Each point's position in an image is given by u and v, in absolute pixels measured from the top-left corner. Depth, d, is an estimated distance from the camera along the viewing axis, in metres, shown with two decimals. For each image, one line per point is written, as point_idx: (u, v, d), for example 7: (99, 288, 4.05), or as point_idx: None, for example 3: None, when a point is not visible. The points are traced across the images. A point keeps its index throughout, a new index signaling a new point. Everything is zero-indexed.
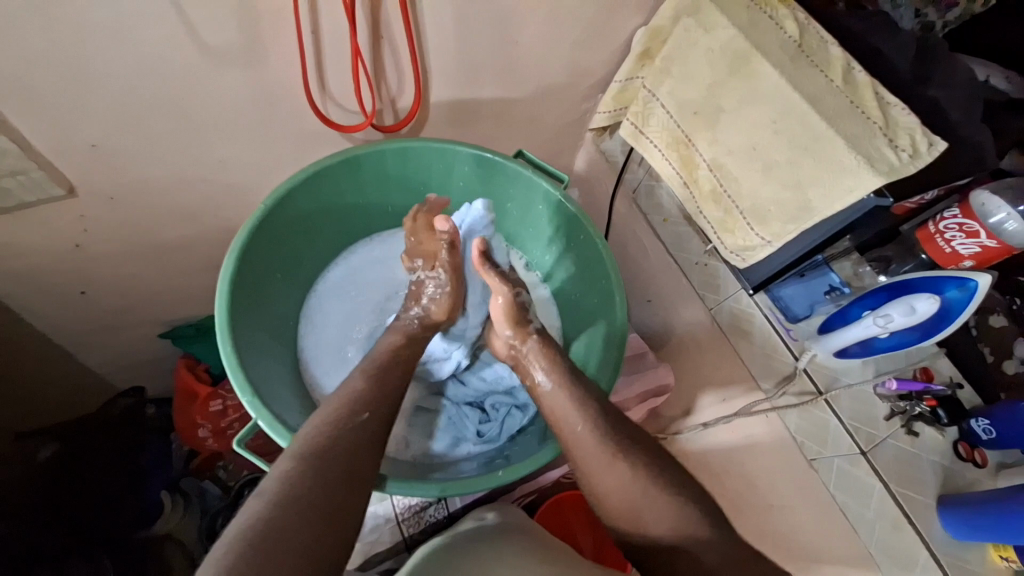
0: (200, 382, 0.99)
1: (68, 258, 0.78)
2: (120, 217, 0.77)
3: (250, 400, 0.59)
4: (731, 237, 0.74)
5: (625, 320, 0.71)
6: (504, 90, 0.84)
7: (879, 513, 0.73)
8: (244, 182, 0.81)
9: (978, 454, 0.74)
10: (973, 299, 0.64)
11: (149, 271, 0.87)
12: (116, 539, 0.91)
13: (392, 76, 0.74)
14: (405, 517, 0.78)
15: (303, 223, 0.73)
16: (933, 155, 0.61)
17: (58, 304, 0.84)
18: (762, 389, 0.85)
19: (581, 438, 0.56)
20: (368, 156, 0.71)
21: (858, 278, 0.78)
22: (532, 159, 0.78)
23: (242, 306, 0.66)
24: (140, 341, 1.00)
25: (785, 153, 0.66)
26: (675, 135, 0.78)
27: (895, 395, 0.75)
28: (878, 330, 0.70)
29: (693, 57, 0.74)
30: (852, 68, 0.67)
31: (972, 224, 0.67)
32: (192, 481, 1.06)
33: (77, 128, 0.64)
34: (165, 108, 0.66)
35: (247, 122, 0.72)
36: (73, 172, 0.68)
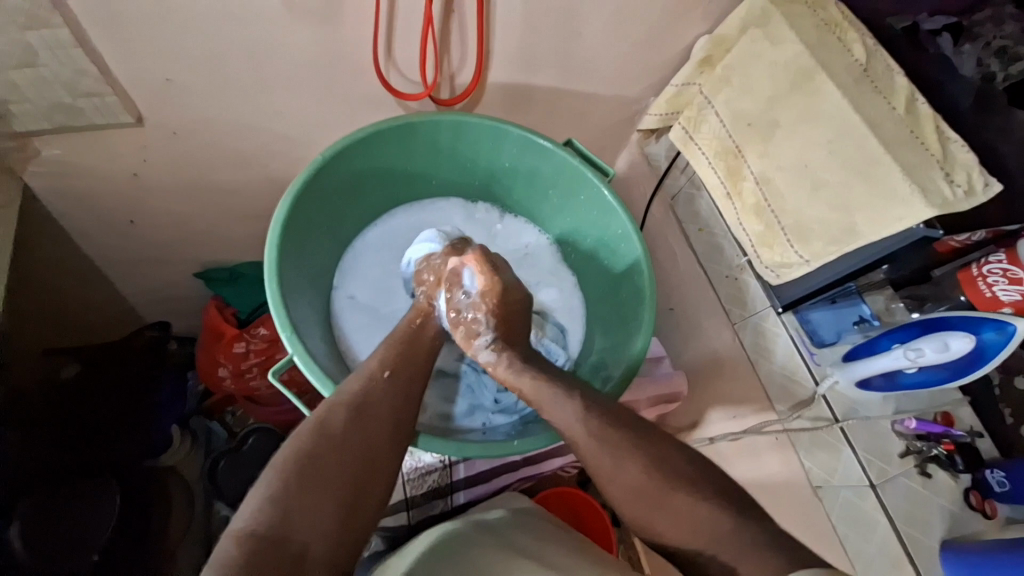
0: (227, 323, 1.01)
1: (125, 186, 0.82)
2: (179, 154, 0.80)
3: (287, 336, 0.62)
4: (768, 252, 0.74)
5: (654, 314, 0.71)
6: (559, 81, 0.85)
7: (880, 549, 0.73)
8: (296, 136, 0.83)
9: (988, 507, 0.72)
10: (1010, 343, 0.63)
11: (196, 211, 0.90)
12: (122, 463, 0.94)
13: (455, 53, 0.76)
14: (411, 477, 0.78)
15: (353, 181, 0.76)
16: (987, 195, 0.61)
17: (107, 229, 0.88)
18: (774, 409, 0.85)
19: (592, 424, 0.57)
20: (424, 125, 0.73)
21: (889, 313, 0.78)
22: (580, 149, 0.79)
23: (290, 251, 0.69)
24: (175, 278, 1.03)
25: (838, 174, 0.66)
26: (725, 145, 0.78)
27: (913, 434, 0.74)
28: (907, 363, 0.70)
29: (755, 70, 0.74)
30: (915, 99, 0.67)
31: (1016, 271, 0.66)
32: (201, 421, 1.09)
33: (154, 62, 0.67)
34: (236, 52, 0.68)
35: (311, 79, 0.74)
36: (143, 103, 0.72)
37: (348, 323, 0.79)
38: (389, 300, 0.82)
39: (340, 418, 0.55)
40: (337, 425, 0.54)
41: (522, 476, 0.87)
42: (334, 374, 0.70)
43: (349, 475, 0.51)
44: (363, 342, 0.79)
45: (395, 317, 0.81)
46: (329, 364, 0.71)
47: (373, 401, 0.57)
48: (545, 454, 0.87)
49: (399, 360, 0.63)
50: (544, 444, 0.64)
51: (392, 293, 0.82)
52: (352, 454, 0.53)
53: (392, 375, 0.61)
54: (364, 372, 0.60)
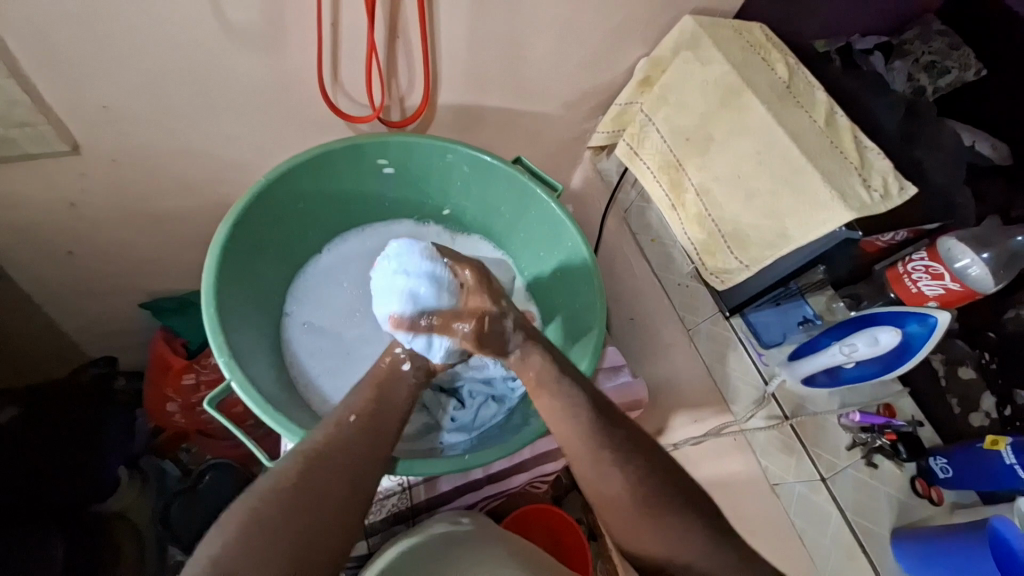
0: (175, 355, 0.97)
1: (62, 216, 0.79)
2: (121, 182, 0.78)
3: (227, 362, 0.61)
4: (712, 259, 0.77)
5: (603, 325, 0.74)
6: (508, 102, 0.88)
7: (834, 541, 0.75)
8: (244, 161, 0.82)
9: (934, 493, 0.76)
10: (933, 334, 0.68)
11: (141, 239, 0.87)
12: (67, 509, 0.89)
13: (403, 77, 0.77)
14: (368, 504, 0.77)
15: (303, 204, 0.76)
16: (903, 198, 0.66)
17: (43, 262, 0.84)
18: (733, 412, 0.86)
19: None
20: (373, 146, 0.74)
21: (831, 312, 0.81)
22: (530, 166, 0.81)
23: (233, 276, 0.68)
24: (121, 310, 0.99)
25: (767, 183, 0.70)
26: (667, 160, 0.82)
27: (858, 427, 0.77)
28: (844, 359, 0.74)
29: (688, 88, 0.78)
30: (835, 112, 0.72)
31: (937, 267, 0.71)
32: (153, 460, 1.03)
33: (91, 89, 0.66)
34: (176, 78, 0.68)
35: (257, 104, 0.74)
36: (79, 132, 0.70)
37: (298, 343, 0.78)
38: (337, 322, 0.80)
39: (303, 451, 0.56)
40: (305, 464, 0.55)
41: (487, 495, 0.86)
42: (281, 400, 0.68)
43: (315, 514, 0.53)
44: (311, 363, 0.77)
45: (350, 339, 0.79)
46: (273, 388, 0.70)
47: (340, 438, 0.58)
48: (510, 469, 0.85)
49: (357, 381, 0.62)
50: (498, 456, 0.64)
51: (341, 314, 0.81)
52: (310, 491, 0.54)
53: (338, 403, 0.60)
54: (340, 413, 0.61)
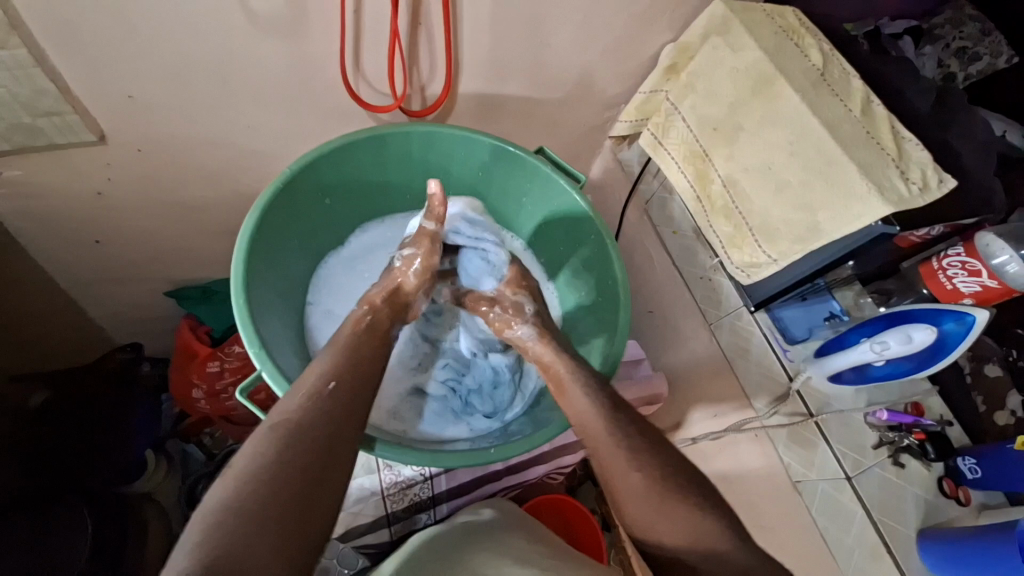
0: (200, 344, 0.99)
1: (90, 205, 0.80)
2: (146, 172, 0.78)
3: (256, 352, 0.61)
4: (738, 253, 0.76)
5: (629, 319, 0.72)
6: (531, 90, 0.86)
7: (858, 541, 0.74)
8: (267, 151, 0.82)
9: (962, 492, 0.74)
10: (970, 333, 0.66)
11: (166, 229, 0.88)
12: (94, 490, 0.90)
13: (424, 65, 0.76)
14: (391, 492, 0.78)
15: (325, 194, 0.76)
16: (942, 191, 0.63)
17: (73, 250, 0.86)
18: (754, 408, 0.85)
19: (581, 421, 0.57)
20: (394, 136, 0.74)
21: (858, 308, 0.81)
22: (552, 156, 0.79)
23: (259, 266, 0.69)
24: (145, 298, 1.01)
25: (800, 175, 0.68)
26: (693, 149, 0.80)
27: (885, 425, 0.76)
28: (874, 356, 0.72)
29: (718, 75, 0.76)
30: (871, 100, 0.69)
31: (974, 263, 0.69)
32: (178, 444, 1.06)
33: (118, 79, 0.66)
34: (200, 67, 0.67)
35: (280, 93, 0.74)
36: (107, 121, 0.70)
37: (321, 330, 0.79)
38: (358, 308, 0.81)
39: (279, 436, 0.51)
40: (275, 441, 0.51)
41: (506, 487, 0.87)
42: None
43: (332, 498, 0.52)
44: None
45: None
46: (299, 378, 0.70)
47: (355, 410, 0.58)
48: (528, 461, 0.86)
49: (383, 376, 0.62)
50: (523, 450, 0.64)
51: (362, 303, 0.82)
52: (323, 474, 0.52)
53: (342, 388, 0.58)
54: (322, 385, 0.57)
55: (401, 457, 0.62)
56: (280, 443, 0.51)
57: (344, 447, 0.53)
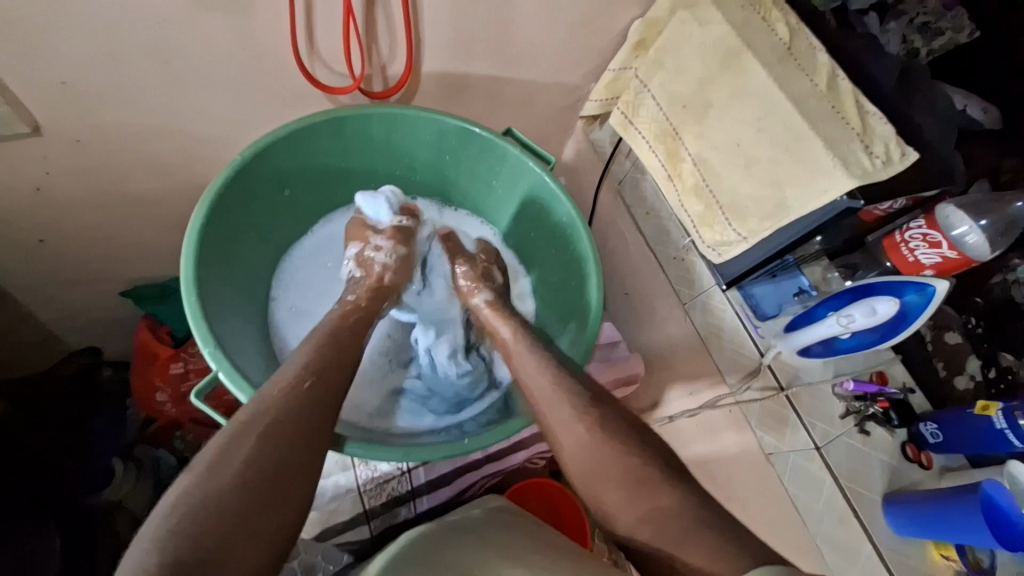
0: (161, 344, 0.95)
1: (29, 203, 0.74)
2: (90, 165, 0.73)
3: (212, 351, 0.59)
4: (709, 232, 0.76)
5: (601, 304, 0.72)
6: (498, 70, 0.83)
7: (827, 507, 0.77)
8: (220, 138, 0.78)
9: (924, 457, 0.78)
10: (930, 304, 0.68)
11: (118, 225, 0.84)
12: (63, 498, 0.87)
13: (383, 43, 0.72)
14: (368, 488, 0.79)
15: (282, 183, 0.72)
16: (904, 164, 0.64)
17: (15, 252, 0.80)
18: (727, 382, 0.87)
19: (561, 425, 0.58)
20: (354, 119, 0.70)
21: (826, 283, 0.82)
22: (521, 138, 0.77)
23: (213, 260, 0.66)
24: (101, 298, 0.96)
25: (767, 152, 0.68)
26: (663, 128, 0.79)
27: (851, 395, 0.78)
28: (840, 329, 0.73)
29: (687, 52, 0.74)
30: (836, 75, 0.69)
31: (935, 235, 0.71)
32: (147, 450, 0.98)
33: (47, 63, 0.61)
34: (140, 49, 0.63)
35: (231, 76, 0.70)
36: (40, 110, 0.65)
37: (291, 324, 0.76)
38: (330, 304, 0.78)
39: (277, 441, 0.51)
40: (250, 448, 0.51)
41: (484, 475, 0.86)
42: None
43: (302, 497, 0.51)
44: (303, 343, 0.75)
45: None
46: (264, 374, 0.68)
47: (328, 408, 0.57)
48: (507, 448, 0.87)
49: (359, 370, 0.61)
50: (496, 438, 0.63)
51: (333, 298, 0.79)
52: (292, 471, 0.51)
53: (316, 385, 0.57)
54: (324, 389, 0.57)
55: (373, 454, 0.61)
56: (278, 446, 0.51)
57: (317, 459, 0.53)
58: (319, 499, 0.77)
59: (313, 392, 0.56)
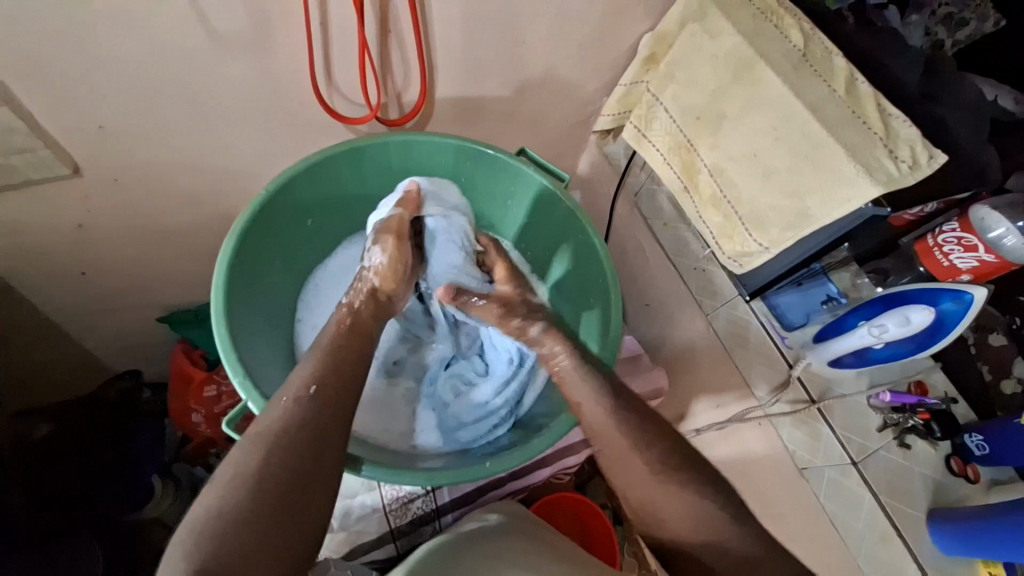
0: (194, 366, 0.99)
1: (72, 238, 0.79)
2: (126, 201, 0.77)
3: (240, 382, 0.61)
4: (729, 243, 0.75)
5: (619, 322, 0.72)
6: (510, 90, 0.85)
7: (868, 525, 0.73)
8: (247, 170, 0.81)
9: (970, 470, 0.74)
10: (969, 311, 0.65)
11: (154, 256, 0.88)
12: (101, 520, 0.89)
13: (398, 71, 0.74)
14: (393, 508, 0.78)
15: (303, 212, 0.75)
16: (933, 167, 0.62)
17: (60, 285, 0.85)
18: (756, 397, 0.84)
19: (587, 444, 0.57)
20: (371, 147, 0.72)
21: (856, 289, 0.78)
22: (534, 158, 0.79)
23: (241, 291, 0.68)
24: (138, 325, 1.00)
25: (786, 160, 0.67)
26: (677, 140, 0.79)
27: (888, 407, 0.75)
28: (873, 340, 0.71)
29: (698, 63, 0.74)
30: (855, 79, 0.67)
31: (970, 238, 0.68)
32: (184, 467, 1.05)
33: (86, 109, 0.64)
34: (169, 90, 0.66)
35: (253, 110, 0.73)
36: (79, 153, 0.69)
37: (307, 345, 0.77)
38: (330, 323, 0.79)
39: None
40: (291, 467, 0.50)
41: (513, 489, 0.87)
42: None
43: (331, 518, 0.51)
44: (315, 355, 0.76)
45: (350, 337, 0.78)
46: None
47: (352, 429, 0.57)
48: (530, 465, 0.86)
49: None
50: (515, 463, 0.63)
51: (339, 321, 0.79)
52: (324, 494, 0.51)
53: None
54: (346, 412, 0.57)
55: (383, 478, 0.61)
56: None
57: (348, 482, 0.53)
58: (346, 519, 0.76)
59: (346, 417, 0.56)
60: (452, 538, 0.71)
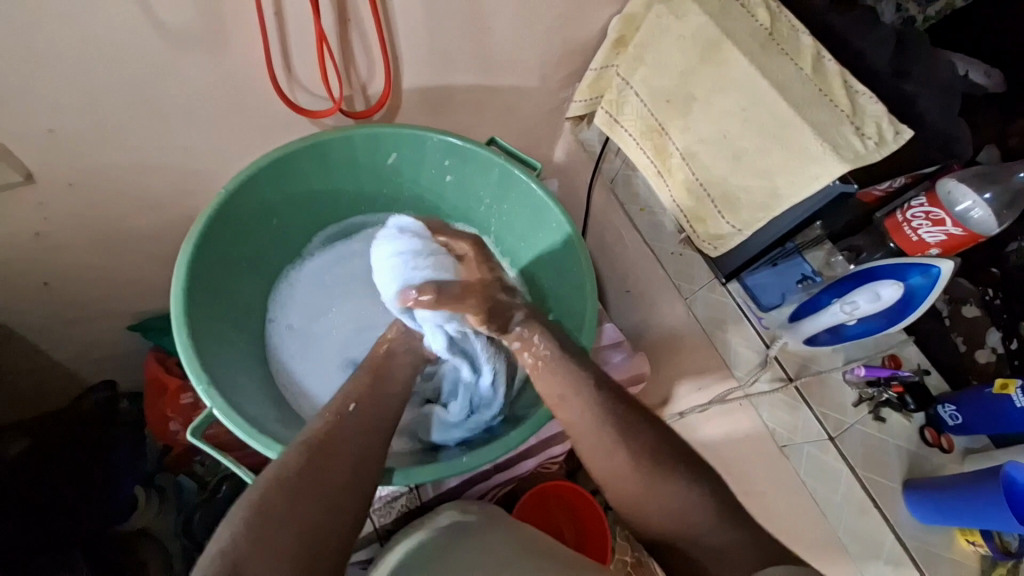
0: (170, 374, 0.96)
1: (30, 248, 0.76)
2: (85, 207, 0.75)
3: (203, 390, 0.60)
4: (703, 227, 0.76)
5: (595, 310, 0.72)
6: (480, 79, 0.83)
7: (846, 498, 0.74)
8: (211, 170, 0.79)
9: (944, 441, 0.76)
10: (936, 285, 0.65)
11: (121, 262, 0.85)
12: (87, 533, 0.88)
13: (361, 63, 0.72)
14: (376, 508, 0.78)
15: (269, 211, 0.73)
16: (898, 143, 0.62)
17: (22, 297, 0.82)
18: (734, 377, 0.83)
19: None
20: (336, 142, 0.70)
21: (830, 267, 0.80)
22: (505, 146, 0.77)
23: (203, 295, 0.67)
24: (109, 335, 0.97)
25: (755, 141, 0.66)
26: (649, 125, 0.78)
27: (864, 381, 0.77)
28: (845, 317, 0.72)
29: (665, 45, 0.73)
30: (822, 56, 0.67)
31: (937, 212, 0.68)
32: (168, 477, 0.99)
33: (33, 113, 0.62)
34: (120, 89, 0.63)
35: (212, 107, 0.70)
36: (30, 159, 0.66)
37: (284, 350, 0.76)
38: (306, 326, 0.78)
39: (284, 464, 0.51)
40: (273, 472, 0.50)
41: (497, 482, 0.87)
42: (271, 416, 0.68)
43: (310, 521, 0.50)
44: (292, 359, 0.76)
45: (327, 338, 0.78)
46: (263, 401, 0.69)
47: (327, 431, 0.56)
48: (516, 456, 0.86)
49: (360, 389, 0.61)
50: (492, 458, 0.63)
51: (314, 323, 0.79)
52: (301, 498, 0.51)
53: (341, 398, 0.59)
54: (321, 415, 0.56)
55: None
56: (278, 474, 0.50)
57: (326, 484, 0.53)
58: None
59: (322, 419, 0.55)
60: (427, 535, 0.71)
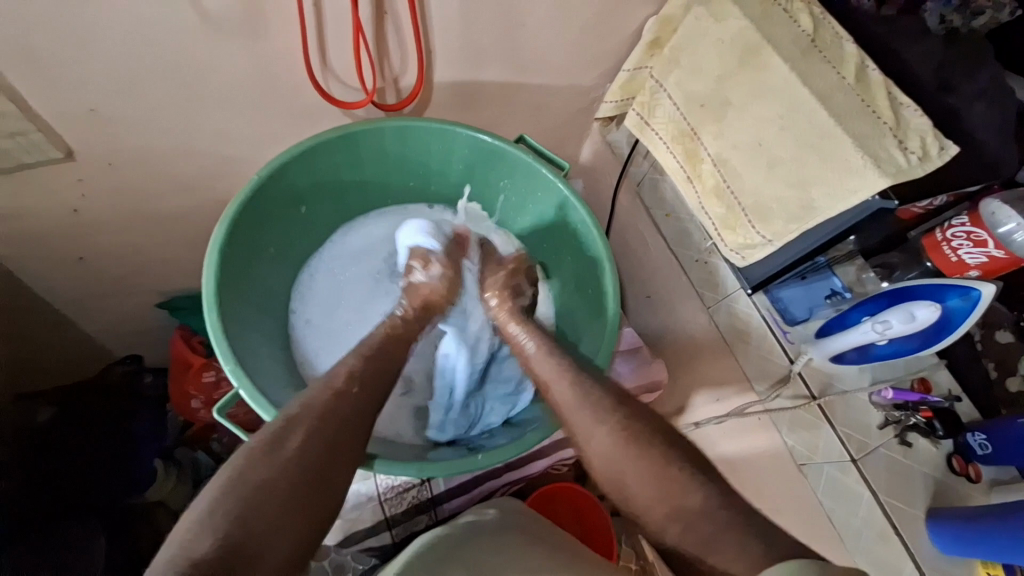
0: (194, 353, 0.98)
1: (67, 223, 0.78)
2: (121, 186, 0.77)
3: (231, 371, 0.61)
4: (732, 236, 0.73)
5: (617, 313, 0.70)
6: (511, 75, 0.83)
7: (865, 522, 0.73)
8: (242, 156, 0.80)
9: (972, 470, 0.72)
10: (976, 309, 0.63)
11: (152, 242, 0.87)
12: (104, 501, 0.90)
13: (394, 55, 0.72)
14: (387, 497, 0.80)
15: (298, 198, 0.74)
16: (943, 159, 0.60)
17: (59, 270, 0.84)
18: (756, 391, 0.84)
19: (581, 438, 0.57)
20: (367, 134, 0.71)
21: (861, 284, 0.77)
22: (533, 145, 0.77)
23: (233, 278, 0.68)
24: (137, 311, 1.00)
25: (792, 150, 0.64)
26: (681, 128, 0.76)
27: (890, 404, 0.74)
28: (876, 336, 0.70)
29: (703, 48, 0.72)
30: (866, 66, 0.65)
31: (980, 233, 0.65)
32: (186, 452, 1.02)
33: (77, 93, 0.63)
34: (161, 73, 0.65)
35: (247, 94, 0.71)
36: (72, 137, 0.68)
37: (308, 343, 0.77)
38: (327, 318, 0.79)
39: (299, 450, 0.52)
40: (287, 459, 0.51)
41: (504, 482, 0.86)
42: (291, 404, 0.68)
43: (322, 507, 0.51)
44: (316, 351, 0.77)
45: (349, 328, 0.79)
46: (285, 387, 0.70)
47: (343, 420, 0.56)
48: (527, 456, 0.87)
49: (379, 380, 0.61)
50: (510, 457, 0.63)
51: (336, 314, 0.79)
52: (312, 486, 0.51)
53: (360, 389, 0.60)
54: (340, 403, 0.57)
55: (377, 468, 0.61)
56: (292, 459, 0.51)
57: (339, 473, 0.53)
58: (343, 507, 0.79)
59: (339, 408, 0.56)
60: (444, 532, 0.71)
